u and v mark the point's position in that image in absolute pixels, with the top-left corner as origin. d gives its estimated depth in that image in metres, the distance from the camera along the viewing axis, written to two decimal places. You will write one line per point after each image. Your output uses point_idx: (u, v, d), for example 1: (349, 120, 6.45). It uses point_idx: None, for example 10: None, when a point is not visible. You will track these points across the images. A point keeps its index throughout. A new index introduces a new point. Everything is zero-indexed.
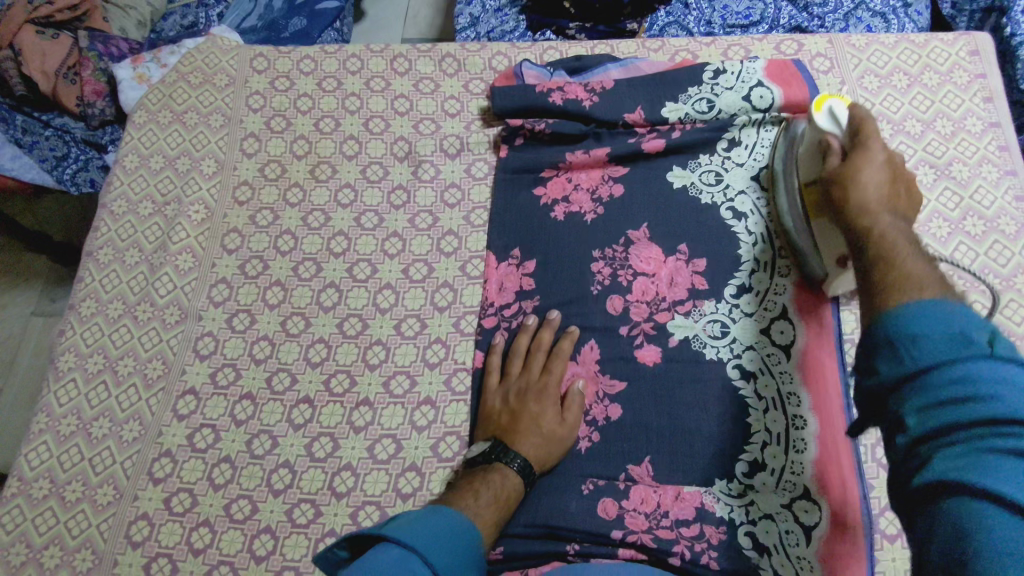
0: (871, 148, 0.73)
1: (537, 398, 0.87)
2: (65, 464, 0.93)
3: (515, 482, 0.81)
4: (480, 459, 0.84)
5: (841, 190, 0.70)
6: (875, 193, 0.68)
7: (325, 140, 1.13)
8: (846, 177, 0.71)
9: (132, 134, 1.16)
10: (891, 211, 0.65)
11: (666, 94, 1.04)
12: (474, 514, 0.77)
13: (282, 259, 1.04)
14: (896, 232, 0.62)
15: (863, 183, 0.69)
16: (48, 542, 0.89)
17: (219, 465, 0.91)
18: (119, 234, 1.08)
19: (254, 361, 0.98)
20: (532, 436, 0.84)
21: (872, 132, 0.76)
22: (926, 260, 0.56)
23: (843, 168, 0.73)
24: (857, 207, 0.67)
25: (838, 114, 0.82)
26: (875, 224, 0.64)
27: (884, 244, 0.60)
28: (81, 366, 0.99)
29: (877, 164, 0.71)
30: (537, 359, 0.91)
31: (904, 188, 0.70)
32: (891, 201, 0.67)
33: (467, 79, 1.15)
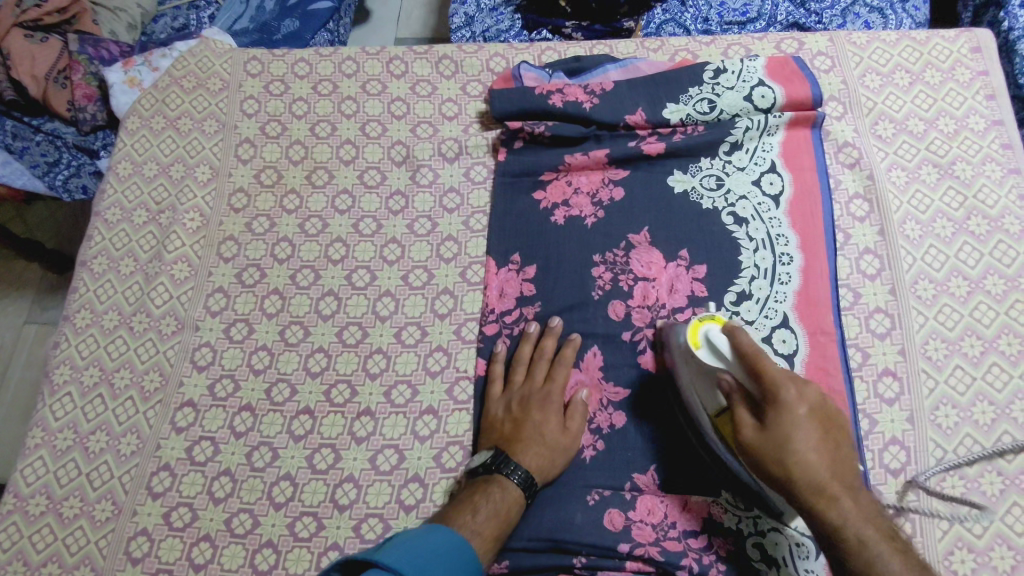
0: (785, 401, 0.70)
1: (540, 407, 0.87)
2: (62, 480, 0.91)
3: (517, 495, 0.81)
4: (481, 469, 0.83)
5: (793, 472, 0.68)
6: (820, 464, 0.68)
7: (321, 145, 1.11)
8: (785, 460, 0.68)
9: (125, 141, 1.14)
10: (845, 484, 0.67)
11: (666, 95, 1.03)
12: (473, 531, 0.76)
13: (279, 267, 1.03)
14: (870, 527, 0.65)
15: (800, 451, 0.68)
16: (46, 560, 0.87)
17: (218, 479, 0.90)
18: (113, 243, 1.06)
19: (253, 371, 0.96)
20: (535, 447, 0.83)
21: (773, 373, 0.71)
22: (902, 554, 0.63)
23: (775, 436, 0.69)
24: (813, 485, 0.67)
25: (717, 347, 0.77)
26: (842, 517, 0.65)
27: (864, 549, 0.64)
28: (77, 379, 0.98)
29: (804, 424, 0.69)
30: (539, 368, 0.90)
31: (830, 420, 0.71)
32: (835, 468, 0.68)
33: (464, 81, 1.14)
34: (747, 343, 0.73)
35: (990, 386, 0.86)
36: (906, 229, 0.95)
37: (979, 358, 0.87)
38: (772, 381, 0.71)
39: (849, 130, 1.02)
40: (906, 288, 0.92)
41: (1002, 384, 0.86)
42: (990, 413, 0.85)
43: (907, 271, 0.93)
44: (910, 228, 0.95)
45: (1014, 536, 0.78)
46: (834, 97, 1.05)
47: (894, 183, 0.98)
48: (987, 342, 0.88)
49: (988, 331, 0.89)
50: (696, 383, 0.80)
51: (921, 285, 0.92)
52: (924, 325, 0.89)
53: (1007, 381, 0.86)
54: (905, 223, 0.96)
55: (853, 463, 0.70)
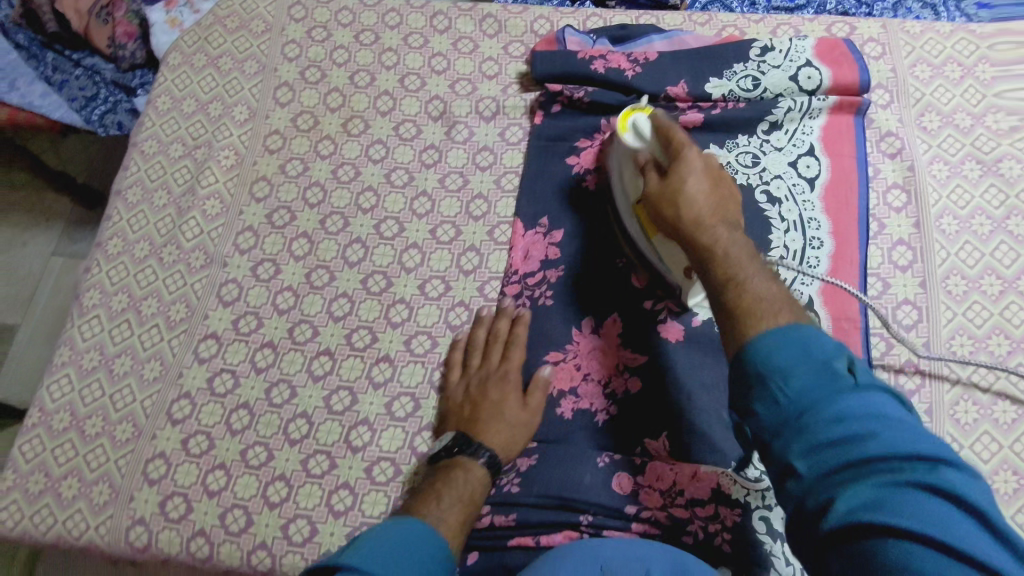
0: (686, 156, 0.75)
1: (496, 386, 0.87)
2: (86, 398, 0.94)
3: (479, 473, 0.81)
4: (441, 453, 0.83)
5: (677, 208, 0.72)
6: (704, 206, 0.71)
7: (359, 94, 1.11)
8: (671, 198, 0.73)
9: (165, 76, 1.15)
10: (721, 220, 0.70)
11: (710, 69, 1.01)
12: (437, 518, 0.75)
13: (310, 211, 1.04)
14: (738, 249, 0.67)
15: (692, 195, 0.72)
16: (66, 473, 0.90)
17: (237, 411, 0.92)
18: (148, 175, 1.08)
19: (277, 311, 0.98)
20: (495, 425, 0.84)
21: (677, 138, 0.78)
22: (766, 277, 0.63)
23: (671, 181, 0.74)
24: (694, 224, 0.70)
25: (640, 131, 0.82)
26: (715, 239, 0.68)
27: (729, 267, 0.65)
28: (105, 304, 1.00)
29: (699, 173, 0.74)
30: (495, 349, 0.90)
31: (723, 180, 0.75)
32: (717, 208, 0.72)
33: (507, 41, 1.13)
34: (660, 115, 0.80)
35: (1013, 386, 0.85)
36: (943, 223, 0.94)
37: (1004, 358, 0.86)
38: (675, 145, 0.77)
39: (894, 119, 1.00)
40: (937, 283, 0.91)
41: None
42: (1012, 413, 0.84)
43: (940, 265, 0.92)
44: (946, 223, 0.94)
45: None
46: (882, 85, 1.03)
47: (934, 176, 0.97)
48: (1015, 343, 0.87)
49: (1017, 331, 0.88)
50: (625, 173, 0.88)
51: (953, 281, 0.91)
52: (951, 320, 0.89)
53: None
54: (942, 217, 0.94)
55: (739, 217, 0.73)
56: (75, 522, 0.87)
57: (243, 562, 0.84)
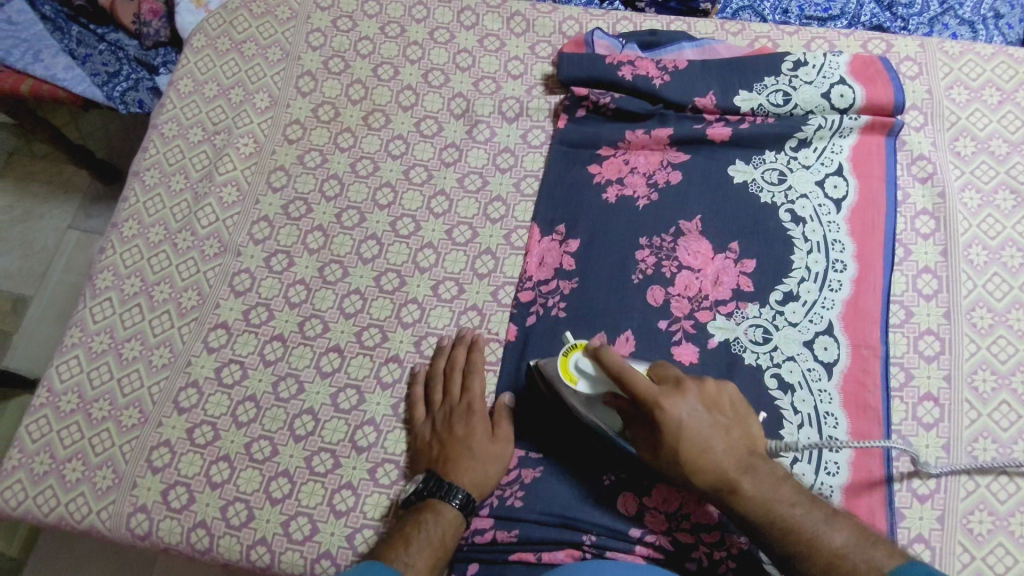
0: (671, 411, 0.72)
1: (463, 421, 0.86)
2: (94, 381, 0.94)
3: (450, 514, 0.79)
4: (413, 498, 0.82)
5: (703, 481, 0.72)
6: (724, 453, 0.72)
7: (382, 88, 1.10)
8: (692, 473, 0.72)
9: (188, 58, 1.14)
10: (742, 468, 0.72)
11: (740, 81, 0.99)
12: (405, 565, 0.75)
13: (327, 204, 1.03)
14: (778, 497, 0.70)
15: (705, 446, 0.72)
16: (71, 456, 0.90)
17: (243, 403, 0.91)
18: (167, 158, 1.07)
19: (289, 304, 0.97)
20: (464, 462, 0.82)
21: (647, 388, 0.73)
22: (809, 503, 0.70)
23: (674, 449, 0.72)
24: (728, 483, 0.71)
25: (583, 367, 0.77)
26: (755, 498, 0.70)
27: (780, 519, 0.69)
28: (118, 287, 0.99)
29: (695, 416, 0.72)
30: (456, 380, 0.89)
31: (723, 402, 0.75)
32: (730, 447, 0.73)
33: (534, 41, 1.11)
34: (613, 360, 0.73)
35: None
36: (971, 253, 0.92)
37: None
38: (651, 401, 0.72)
39: (927, 142, 0.98)
40: (961, 315, 0.89)
41: None
42: None
43: (966, 296, 0.89)
44: (975, 253, 0.92)
45: None
46: (916, 106, 1.00)
47: (965, 204, 0.94)
48: None
49: None
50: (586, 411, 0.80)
51: (978, 313, 0.89)
52: (974, 354, 0.87)
53: None
54: (971, 247, 0.92)
55: (746, 426, 0.75)
56: (78, 505, 0.87)
57: (241, 557, 0.84)
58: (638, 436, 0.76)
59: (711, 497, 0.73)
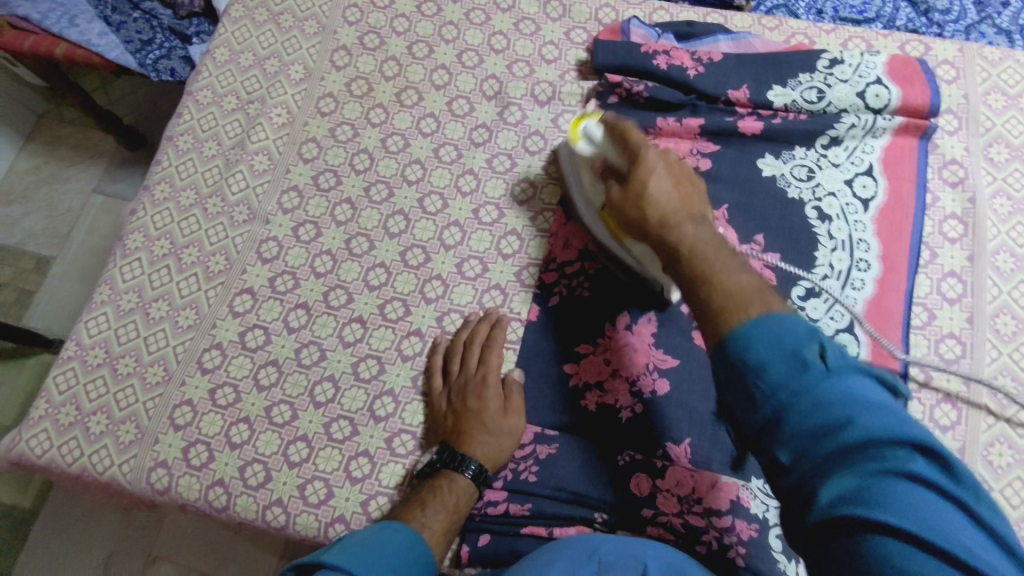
0: (645, 155, 0.75)
1: (477, 394, 0.86)
2: (121, 338, 0.96)
3: (463, 484, 0.81)
4: (426, 468, 0.83)
5: (646, 212, 0.70)
6: (670, 200, 0.70)
7: (415, 65, 1.11)
8: (640, 201, 0.71)
9: (226, 27, 1.15)
10: (689, 216, 0.68)
11: (775, 76, 0.99)
12: (421, 527, 0.77)
13: (356, 177, 1.04)
14: (707, 242, 0.64)
15: (653, 190, 0.71)
16: (96, 409, 0.92)
17: (265, 368, 0.93)
18: (200, 124, 1.08)
19: (315, 274, 0.98)
20: (481, 436, 0.83)
21: (635, 135, 0.78)
22: (737, 262, 0.61)
23: (633, 181, 0.73)
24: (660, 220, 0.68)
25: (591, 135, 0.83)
26: (682, 236, 0.65)
27: (697, 262, 0.62)
28: (147, 248, 1.01)
29: (660, 174, 0.73)
30: (474, 353, 0.90)
31: (689, 181, 0.74)
32: (683, 203, 0.70)
33: (569, 26, 1.11)
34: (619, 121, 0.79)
35: None
36: (998, 260, 0.91)
37: None
38: (633, 143, 0.77)
39: (960, 147, 0.97)
40: (984, 320, 0.88)
41: None
42: None
43: (990, 302, 0.89)
44: (1002, 260, 0.91)
45: None
46: (951, 110, 1.00)
47: (996, 211, 0.94)
48: None
49: None
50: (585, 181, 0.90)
51: (1002, 320, 0.88)
52: (996, 360, 0.87)
53: None
54: (998, 254, 0.92)
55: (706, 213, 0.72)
56: (100, 457, 0.89)
57: (257, 517, 0.85)
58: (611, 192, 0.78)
59: (652, 238, 0.69)
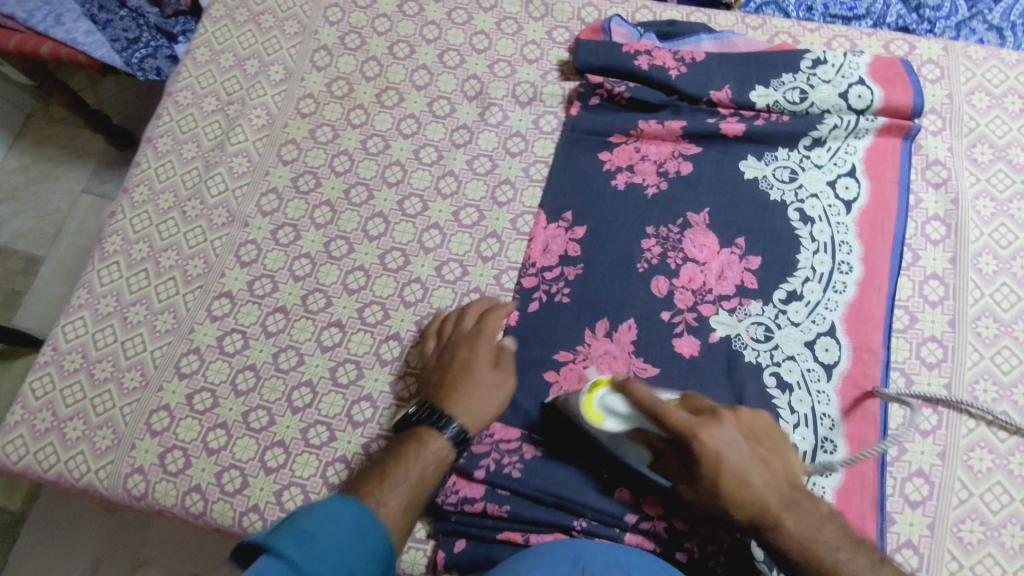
0: (704, 431, 0.69)
1: (465, 353, 0.85)
2: (98, 342, 0.95)
3: (435, 444, 0.77)
4: (405, 424, 0.81)
5: (737, 509, 0.68)
6: (761, 485, 0.68)
7: (397, 66, 1.09)
8: (723, 493, 0.68)
9: (206, 27, 1.14)
10: (780, 500, 0.67)
11: (757, 76, 0.98)
12: (389, 484, 0.72)
13: (335, 179, 1.03)
14: (817, 531, 0.66)
15: (734, 468, 0.68)
16: (73, 415, 0.91)
17: (243, 372, 0.92)
18: (179, 126, 1.08)
19: (293, 277, 0.97)
20: (464, 387, 0.82)
21: (679, 416, 0.69)
22: (858, 552, 0.65)
23: (704, 480, 0.69)
24: (762, 511, 0.67)
25: (614, 403, 0.73)
26: (788, 535, 0.66)
27: (818, 556, 0.65)
28: (125, 251, 1.00)
29: (734, 442, 0.69)
30: (470, 316, 0.90)
31: (761, 435, 0.72)
32: (772, 482, 0.68)
33: (551, 26, 1.10)
34: (636, 392, 0.70)
35: None
36: (981, 262, 0.91)
37: None
38: (681, 428, 0.69)
39: (944, 148, 0.97)
40: (966, 322, 0.88)
41: None
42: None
43: (972, 305, 0.89)
44: (985, 262, 0.91)
45: None
46: (935, 110, 0.99)
47: (979, 212, 0.93)
48: None
49: None
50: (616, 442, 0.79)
51: (983, 322, 0.88)
52: (977, 363, 0.86)
53: None
54: (980, 256, 0.91)
55: (789, 457, 0.72)
56: (77, 463, 0.89)
57: (233, 523, 0.85)
58: (671, 468, 0.74)
59: (749, 528, 0.69)
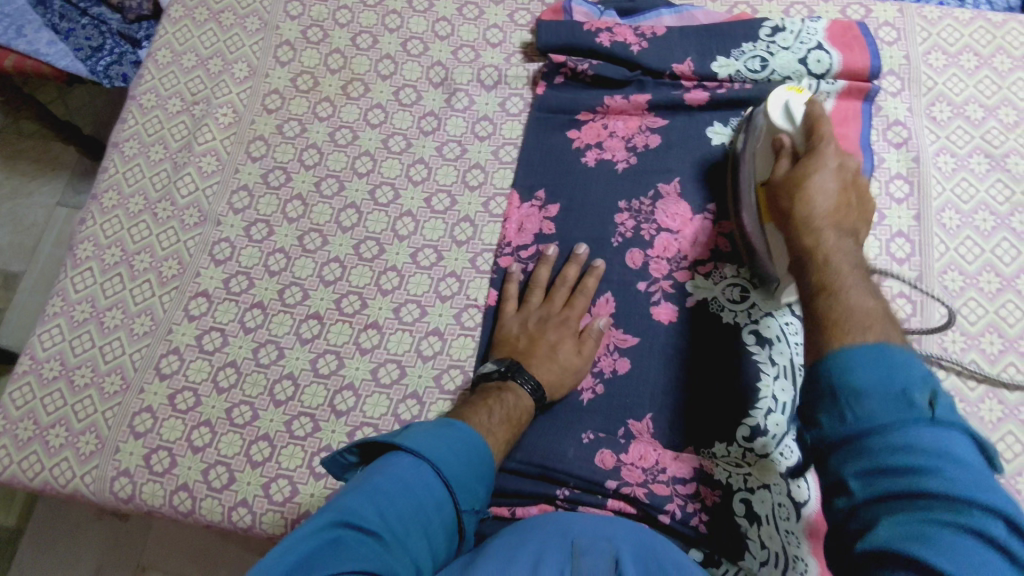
0: (823, 150, 0.71)
1: (557, 326, 0.87)
2: (76, 349, 0.95)
3: (525, 400, 0.82)
4: (495, 375, 0.84)
5: (796, 203, 0.68)
6: (827, 202, 0.67)
7: (361, 57, 1.09)
8: (800, 184, 0.69)
9: (167, 28, 1.13)
10: (836, 225, 0.65)
11: (718, 47, 0.99)
12: (485, 432, 0.77)
13: (305, 173, 1.03)
14: (841, 255, 0.62)
15: (819, 186, 0.68)
16: (55, 422, 0.91)
17: (224, 369, 0.93)
18: (145, 128, 1.07)
19: (268, 272, 0.97)
20: (546, 362, 0.84)
21: (824, 134, 0.73)
22: (865, 285, 0.59)
23: (797, 170, 0.71)
24: (804, 219, 0.66)
25: (792, 110, 0.79)
26: (818, 243, 0.64)
27: (827, 267, 0.62)
28: (98, 257, 1.00)
29: (830, 171, 0.69)
30: (561, 291, 0.90)
31: (861, 198, 0.68)
32: (837, 216, 0.66)
33: (512, 9, 1.11)
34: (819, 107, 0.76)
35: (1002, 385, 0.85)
36: (944, 217, 0.92)
37: (995, 356, 0.86)
38: (819, 134, 0.73)
39: (903, 108, 0.98)
40: (932, 276, 0.90)
41: (1015, 384, 0.84)
42: (996, 412, 0.84)
43: (937, 259, 0.90)
44: (948, 217, 0.92)
45: None
46: (893, 72, 1.00)
47: (940, 168, 0.95)
48: (1008, 342, 0.86)
49: (1011, 330, 0.87)
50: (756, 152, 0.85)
51: (950, 276, 0.90)
52: (945, 316, 0.88)
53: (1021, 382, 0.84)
54: (943, 211, 0.93)
55: (861, 231, 0.67)
56: (61, 469, 0.89)
57: (223, 518, 0.85)
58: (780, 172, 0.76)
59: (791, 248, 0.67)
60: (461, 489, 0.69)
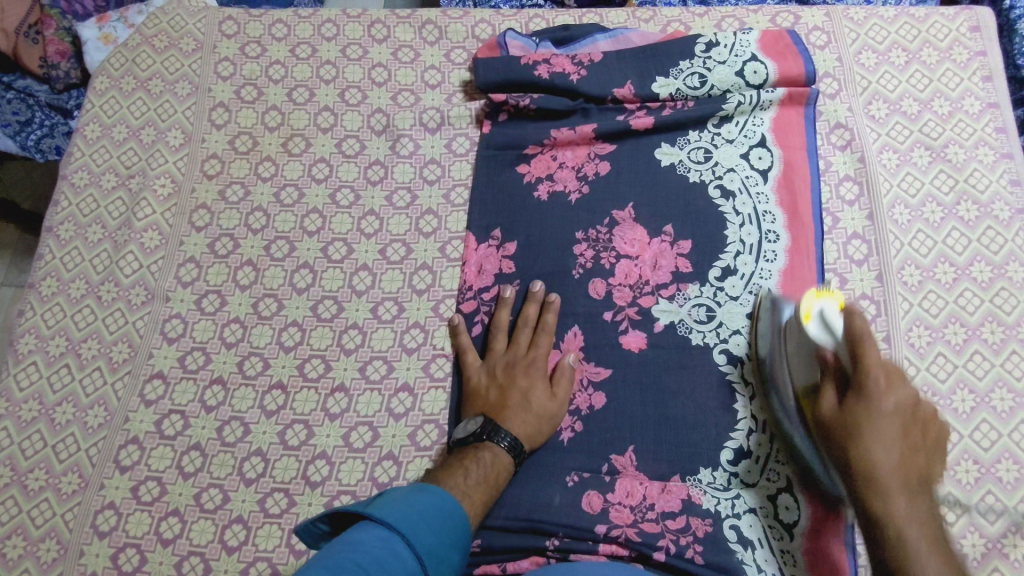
0: (874, 388, 0.66)
1: (524, 372, 0.85)
2: (27, 451, 0.90)
3: (503, 457, 0.80)
4: (470, 439, 0.81)
5: (853, 463, 0.64)
6: (887, 461, 0.62)
7: (299, 111, 1.07)
8: (854, 437, 0.65)
9: (92, 102, 1.09)
10: (906, 485, 0.61)
11: (656, 68, 0.99)
12: (463, 494, 0.75)
13: (253, 238, 1.00)
14: (918, 528, 0.58)
15: (874, 446, 0.63)
16: (10, 533, 0.86)
17: (188, 453, 0.88)
18: (80, 209, 1.03)
19: (225, 344, 0.94)
20: (520, 412, 0.83)
21: (872, 351, 0.66)
22: None
23: (848, 413, 0.67)
24: (869, 480, 0.62)
25: (828, 321, 0.74)
26: (888, 513, 0.60)
27: (902, 543, 0.57)
28: (42, 349, 0.95)
29: (886, 417, 0.64)
30: (525, 332, 0.88)
31: (924, 432, 0.65)
32: (904, 469, 0.62)
33: (448, 48, 1.10)
34: (863, 321, 0.67)
35: (971, 374, 0.85)
36: (895, 213, 0.94)
37: (961, 345, 0.87)
38: (865, 357, 0.67)
39: (843, 108, 1.00)
40: (891, 272, 0.90)
41: (983, 371, 0.85)
42: (967, 402, 0.84)
43: (894, 255, 0.91)
44: (898, 213, 0.94)
45: (986, 525, 0.79)
46: (829, 74, 1.02)
47: (885, 165, 0.96)
48: (971, 330, 0.87)
49: (972, 318, 0.88)
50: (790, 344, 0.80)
51: (907, 270, 0.90)
52: (909, 312, 0.88)
53: (988, 369, 0.85)
54: (894, 207, 0.94)
55: (934, 470, 0.64)
56: None
57: None
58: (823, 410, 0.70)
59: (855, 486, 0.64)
60: (432, 561, 0.66)
